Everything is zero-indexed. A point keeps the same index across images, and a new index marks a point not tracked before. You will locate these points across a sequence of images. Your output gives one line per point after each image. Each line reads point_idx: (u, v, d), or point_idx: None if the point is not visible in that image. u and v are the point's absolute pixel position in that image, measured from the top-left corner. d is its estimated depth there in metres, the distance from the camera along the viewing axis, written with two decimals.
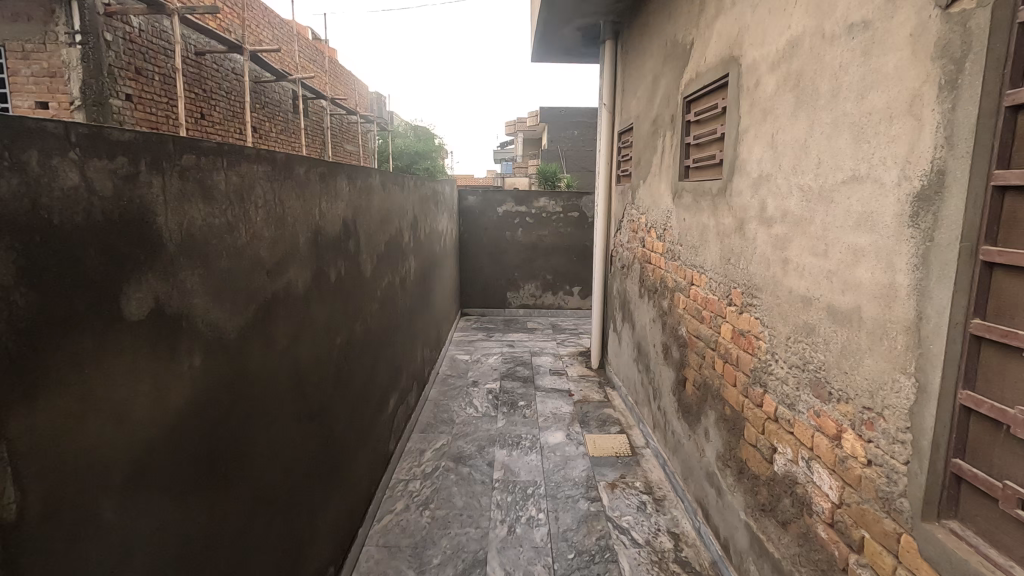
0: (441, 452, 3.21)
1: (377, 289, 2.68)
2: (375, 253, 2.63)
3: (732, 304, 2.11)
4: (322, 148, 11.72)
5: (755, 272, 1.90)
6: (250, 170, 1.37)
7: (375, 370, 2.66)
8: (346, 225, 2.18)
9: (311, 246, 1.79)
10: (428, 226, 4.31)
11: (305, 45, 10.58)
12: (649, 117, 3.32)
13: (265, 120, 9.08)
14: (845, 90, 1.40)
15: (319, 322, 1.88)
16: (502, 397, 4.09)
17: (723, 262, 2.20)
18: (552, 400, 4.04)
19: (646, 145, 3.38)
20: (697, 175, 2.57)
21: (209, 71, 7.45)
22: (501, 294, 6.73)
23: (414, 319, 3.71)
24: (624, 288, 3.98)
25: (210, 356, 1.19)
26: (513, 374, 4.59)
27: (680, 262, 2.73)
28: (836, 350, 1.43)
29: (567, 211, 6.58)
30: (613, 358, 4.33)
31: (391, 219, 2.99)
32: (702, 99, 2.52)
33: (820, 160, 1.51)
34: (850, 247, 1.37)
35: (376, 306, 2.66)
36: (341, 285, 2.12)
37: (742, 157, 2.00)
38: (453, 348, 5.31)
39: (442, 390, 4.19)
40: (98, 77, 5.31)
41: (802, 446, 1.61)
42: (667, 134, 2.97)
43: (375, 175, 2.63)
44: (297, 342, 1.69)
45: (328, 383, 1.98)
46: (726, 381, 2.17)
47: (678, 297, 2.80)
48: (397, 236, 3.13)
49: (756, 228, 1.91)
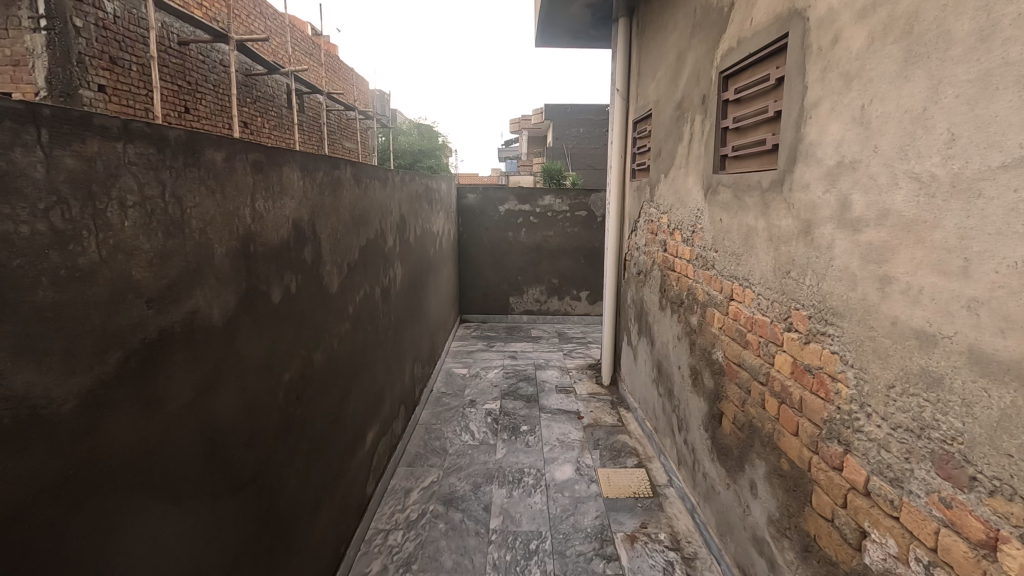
0: (430, 493, 2.75)
1: (349, 304, 2.23)
2: (345, 262, 2.18)
3: (793, 331, 1.64)
4: (319, 146, 11.28)
5: (831, 291, 1.43)
6: (112, 150, 0.92)
7: (347, 403, 2.20)
8: (299, 228, 1.71)
9: (238, 257, 1.33)
10: (419, 228, 3.85)
11: (300, 38, 10.16)
12: (672, 100, 2.85)
13: (256, 115, 8.67)
14: (1004, 28, 0.93)
15: (253, 357, 1.42)
16: (502, 421, 3.62)
17: (778, 276, 1.73)
18: (559, 424, 3.57)
19: (669, 134, 2.91)
20: (738, 166, 2.10)
21: (194, 63, 7.03)
22: (504, 299, 6.27)
23: (402, 334, 3.26)
24: (641, 296, 3.50)
25: (13, 450, 0.74)
26: (515, 392, 4.13)
27: (714, 272, 2.26)
28: (992, 418, 0.95)
29: (574, 210, 6.10)
30: (627, 376, 3.87)
31: (369, 221, 2.53)
32: (745, 72, 2.05)
33: (953, 134, 1.04)
34: (1017, 267, 0.90)
35: (347, 325, 2.20)
36: (291, 304, 1.66)
37: (809, 139, 1.53)
38: (449, 361, 4.85)
39: (435, 412, 3.73)
40: (66, 65, 4.88)
41: (914, 541, 1.15)
42: (695, 119, 2.50)
43: (345, 167, 2.16)
44: (215, 392, 1.24)
45: (271, 434, 1.52)
46: (783, 428, 1.70)
47: (711, 313, 2.33)
48: (376, 241, 2.67)
49: (831, 233, 1.44)
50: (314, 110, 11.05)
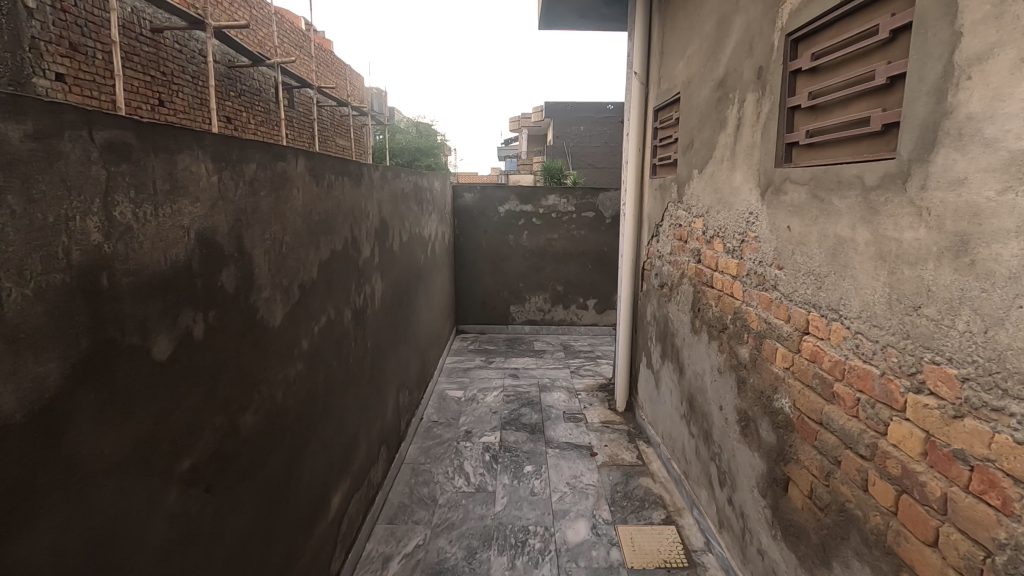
0: (414, 562, 2.23)
1: (303, 338, 1.72)
2: (296, 284, 1.66)
3: (927, 396, 1.13)
4: (309, 143, 10.75)
5: (1016, 348, 0.92)
6: None
7: (302, 467, 1.69)
8: (212, 244, 1.19)
9: (71, 300, 0.81)
10: (406, 233, 3.33)
11: (289, 29, 9.63)
12: (711, 78, 2.33)
13: (239, 110, 8.15)
14: None
15: (112, 454, 0.90)
16: (502, 460, 3.11)
17: (897, 310, 1.21)
18: (568, 463, 3.06)
19: (706, 120, 2.39)
20: (815, 157, 1.59)
21: (170, 52, 6.51)
22: (504, 308, 5.76)
23: (383, 361, 2.75)
24: (666, 313, 2.99)
25: None
26: (517, 421, 3.61)
27: (778, 295, 1.75)
28: None
29: (581, 211, 5.58)
30: (648, 404, 3.36)
31: (335, 229, 2.01)
32: (827, 29, 1.53)
33: None
34: None
35: (300, 366, 1.69)
36: (199, 355, 1.15)
37: (966, 112, 1.02)
38: (443, 380, 4.33)
39: (424, 448, 3.21)
40: (17, 50, 4.34)
41: None
42: (746, 99, 1.98)
43: (293, 159, 1.64)
44: (12, 538, 0.72)
45: (154, 561, 1.00)
46: (906, 532, 1.19)
47: (772, 348, 1.81)
48: (346, 253, 2.15)
49: (1013, 257, 0.93)
50: (304, 105, 10.51)
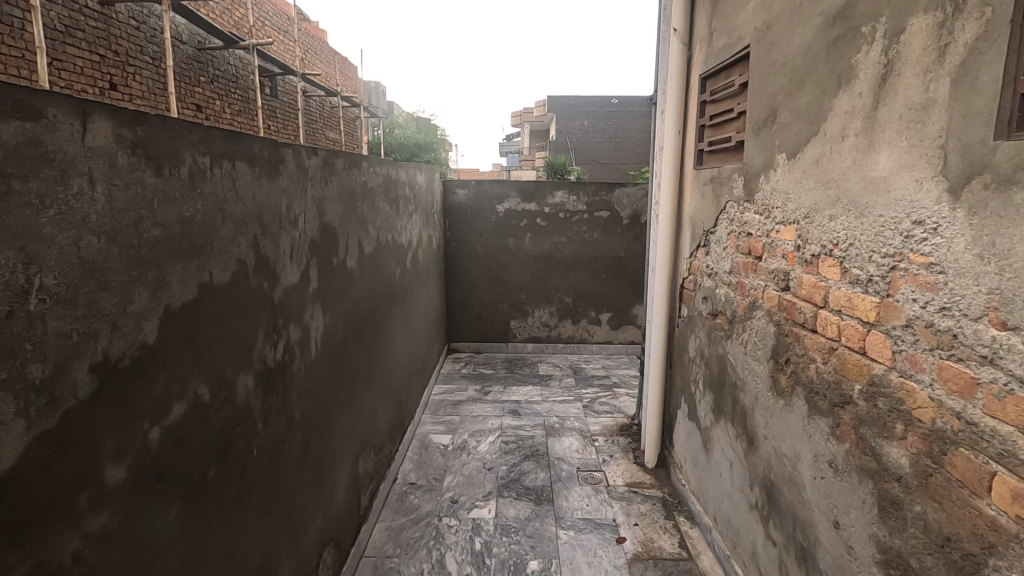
0: None
1: (113, 463, 0.91)
2: (89, 366, 0.85)
3: None
4: (294, 136, 9.95)
5: None
6: None
7: None
8: None
9: None
10: (371, 242, 2.53)
11: (272, 11, 8.81)
12: (818, 11, 1.51)
13: (213, 97, 7.33)
14: None
15: None
16: (497, 551, 2.29)
17: None
18: (587, 557, 2.25)
19: (805, 78, 1.57)
20: None
21: (123, 30, 5.55)
22: (503, 323, 4.95)
23: (328, 426, 1.95)
24: (724, 353, 2.17)
25: None
26: (519, 484, 2.81)
27: (1005, 380, 0.94)
28: None
29: (593, 211, 4.77)
30: (691, 469, 2.55)
31: (212, 249, 1.20)
32: None
33: None
34: None
35: (101, 521, 0.88)
36: None
37: None
38: (426, 421, 3.53)
39: (394, 532, 2.41)
40: None
41: None
42: (906, 28, 1.17)
43: (75, 120, 0.83)
44: None
45: None
46: None
47: (974, 465, 1.01)
48: (243, 284, 1.34)
49: None
50: (289, 95, 9.67)
